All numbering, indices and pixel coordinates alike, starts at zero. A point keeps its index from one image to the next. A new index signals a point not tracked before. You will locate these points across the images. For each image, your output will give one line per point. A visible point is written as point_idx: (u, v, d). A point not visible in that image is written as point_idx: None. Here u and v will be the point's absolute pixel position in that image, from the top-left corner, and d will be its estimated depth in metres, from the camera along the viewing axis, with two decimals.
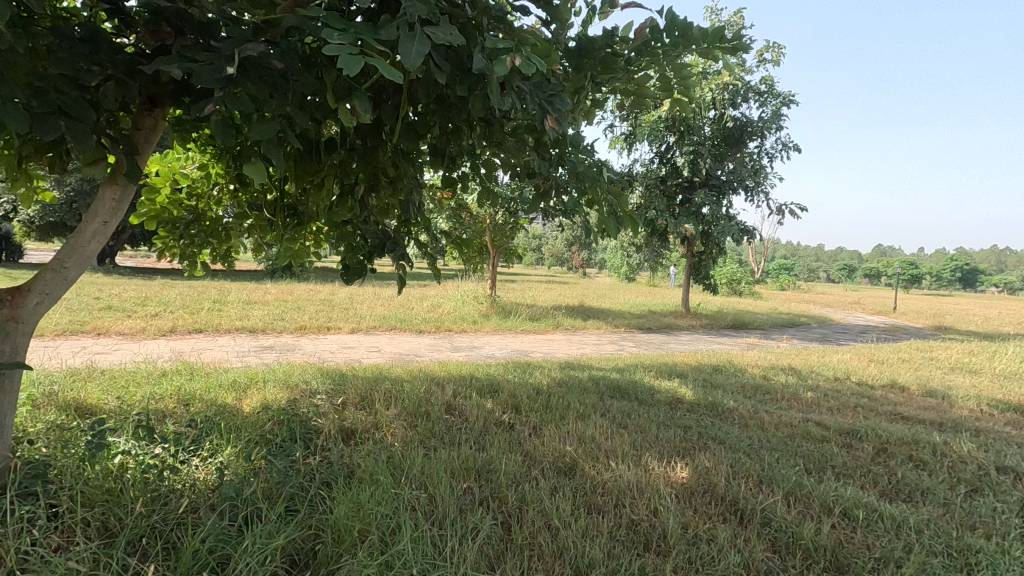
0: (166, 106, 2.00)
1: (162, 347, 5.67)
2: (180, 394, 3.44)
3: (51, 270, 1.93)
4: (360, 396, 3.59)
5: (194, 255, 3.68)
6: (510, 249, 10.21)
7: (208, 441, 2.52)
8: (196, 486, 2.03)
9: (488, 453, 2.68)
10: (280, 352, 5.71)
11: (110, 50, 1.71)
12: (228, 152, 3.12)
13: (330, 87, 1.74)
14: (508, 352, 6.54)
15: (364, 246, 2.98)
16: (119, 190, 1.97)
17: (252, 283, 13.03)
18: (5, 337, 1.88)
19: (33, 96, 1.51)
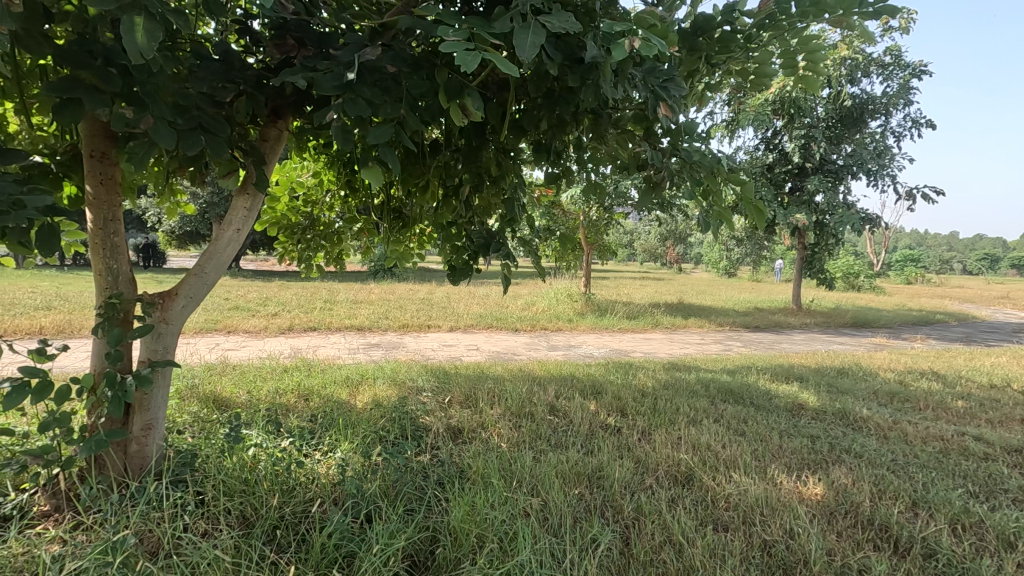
0: (288, 117, 2.10)
1: (282, 343, 6.14)
2: (301, 390, 3.67)
3: (194, 275, 2.09)
4: (465, 395, 3.63)
5: (310, 259, 3.89)
6: (604, 246, 10.00)
7: (328, 436, 2.65)
8: (321, 479, 2.13)
9: (598, 457, 2.58)
10: (386, 350, 5.96)
11: (241, 67, 1.81)
12: (339, 159, 3.28)
13: (441, 87, 1.72)
14: (608, 352, 6.36)
15: (469, 247, 2.88)
16: (250, 199, 2.10)
17: (356, 283, 13.78)
18: (157, 337, 2.05)
19: (179, 115, 1.63)
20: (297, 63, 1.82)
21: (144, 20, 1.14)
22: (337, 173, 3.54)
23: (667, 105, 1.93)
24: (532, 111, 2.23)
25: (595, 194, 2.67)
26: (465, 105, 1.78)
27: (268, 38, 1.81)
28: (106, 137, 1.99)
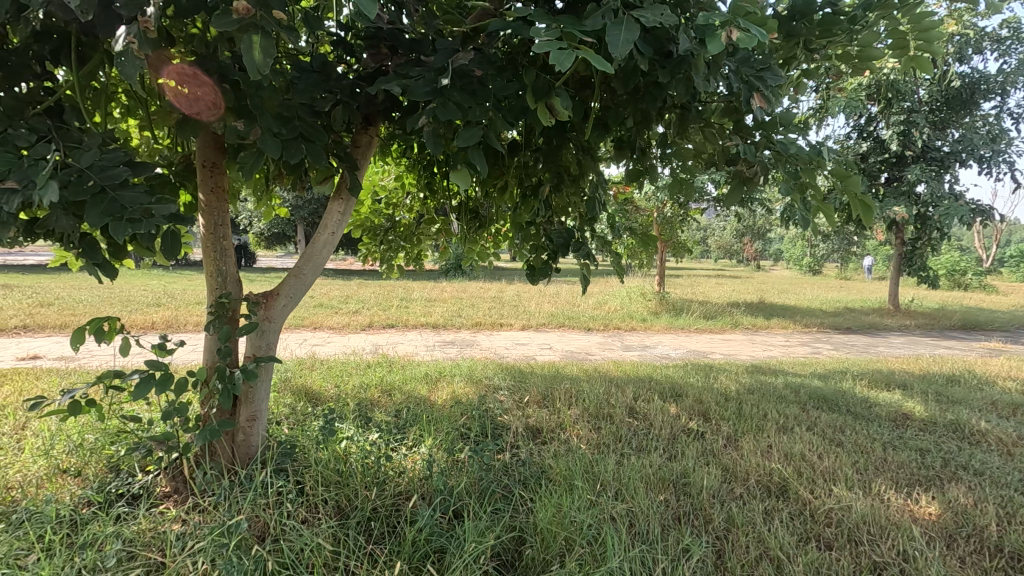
0: (379, 123, 2.17)
1: (364, 340, 6.41)
2: (384, 385, 3.82)
3: (293, 276, 2.21)
4: (542, 394, 3.63)
5: (391, 260, 4.02)
6: (679, 243, 9.69)
7: (413, 432, 2.73)
8: (409, 474, 2.20)
9: (683, 463, 2.50)
10: (461, 347, 6.08)
11: (338, 77, 1.89)
12: (421, 162, 3.37)
13: (529, 88, 1.72)
14: (685, 353, 6.15)
15: (549, 246, 2.87)
16: (344, 204, 2.20)
17: (430, 282, 14.16)
18: (262, 334, 2.19)
19: (283, 125, 1.73)
20: (389, 70, 1.88)
21: (262, 38, 1.21)
22: (418, 175, 3.65)
23: (762, 96, 1.85)
24: (616, 107, 2.18)
25: (679, 190, 2.57)
26: (553, 105, 1.76)
27: (362, 47, 1.88)
28: (217, 149, 2.15)
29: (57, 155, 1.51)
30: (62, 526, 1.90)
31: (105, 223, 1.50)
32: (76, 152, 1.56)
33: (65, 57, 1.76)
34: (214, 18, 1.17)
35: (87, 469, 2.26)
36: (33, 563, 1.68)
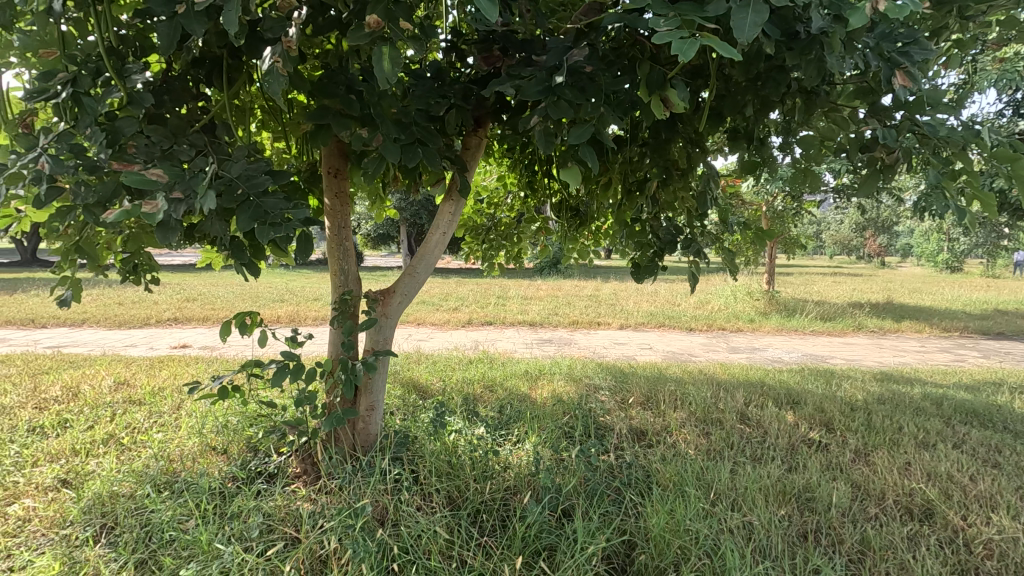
0: (488, 124, 2.21)
1: (464, 336, 6.60)
2: (486, 381, 3.91)
3: (406, 274, 2.31)
4: (646, 395, 3.53)
5: (492, 258, 4.06)
6: (791, 239, 9.01)
7: (517, 428, 2.77)
8: (516, 468, 2.23)
9: (805, 476, 2.31)
10: (558, 346, 6.07)
11: (451, 82, 1.95)
12: (522, 161, 3.40)
13: (643, 81, 1.67)
14: (801, 357, 5.71)
15: (655, 244, 2.84)
16: (454, 205, 2.27)
17: (526, 280, 14.30)
18: (379, 330, 2.33)
19: (402, 132, 1.81)
20: (500, 72, 1.91)
21: (390, 49, 1.27)
22: (519, 174, 3.69)
23: (905, 75, 1.63)
24: (734, 95, 2.05)
25: (802, 182, 2.29)
26: (668, 98, 1.70)
27: (474, 51, 1.93)
28: (340, 157, 2.31)
29: (212, 167, 1.68)
30: (213, 497, 2.13)
31: (252, 227, 1.66)
32: (227, 164, 1.74)
33: (216, 78, 1.97)
34: (349, 33, 1.25)
35: (231, 447, 2.53)
36: (192, 528, 1.91)
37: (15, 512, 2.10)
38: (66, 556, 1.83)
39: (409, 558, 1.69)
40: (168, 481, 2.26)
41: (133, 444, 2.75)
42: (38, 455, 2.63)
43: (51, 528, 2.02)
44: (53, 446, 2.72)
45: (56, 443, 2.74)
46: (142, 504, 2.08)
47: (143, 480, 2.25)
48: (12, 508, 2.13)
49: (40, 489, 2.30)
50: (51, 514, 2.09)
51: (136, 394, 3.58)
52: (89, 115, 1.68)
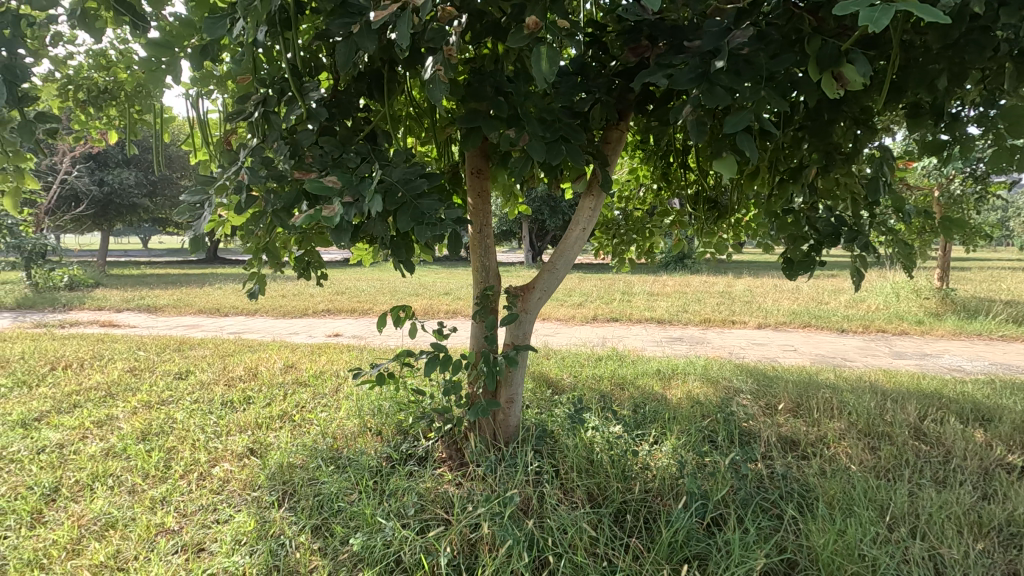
0: (630, 115, 2.16)
1: (590, 332, 6.57)
2: (617, 378, 3.85)
3: (547, 269, 2.34)
4: (795, 401, 3.24)
5: (622, 253, 3.95)
6: (973, 227, 7.73)
7: (654, 428, 2.69)
8: (657, 469, 2.17)
9: (1007, 506, 1.97)
10: (690, 345, 5.80)
11: (595, 75, 1.93)
12: (657, 152, 3.28)
13: (812, 59, 1.52)
14: (988, 367, 4.89)
15: (812, 236, 2.55)
16: (595, 200, 2.25)
17: (651, 275, 13.84)
18: (519, 325, 2.38)
19: (547, 129, 1.83)
20: (648, 63, 1.87)
21: (548, 48, 1.28)
22: (652, 165, 3.58)
23: None
24: (920, 65, 1.80)
25: (1005, 161, 1.91)
26: (841, 74, 1.53)
27: (619, 42, 1.89)
28: (482, 157, 2.40)
29: (376, 172, 1.83)
30: (371, 474, 2.33)
31: (411, 227, 1.78)
32: (388, 169, 1.89)
33: (376, 90, 2.15)
34: (510, 37, 1.28)
35: (384, 430, 2.75)
36: (356, 501, 2.11)
37: (218, 473, 2.47)
38: (258, 516, 2.10)
39: (557, 551, 1.72)
40: (333, 456, 2.51)
41: (302, 421, 3.10)
42: (231, 425, 3.07)
43: (245, 489, 2.34)
44: (240, 418, 3.15)
45: (243, 416, 3.17)
46: (314, 475, 2.33)
47: (314, 455, 2.53)
48: (215, 470, 2.51)
49: (234, 454, 2.68)
50: (244, 477, 2.43)
51: (302, 377, 4.04)
52: (276, 131, 1.94)
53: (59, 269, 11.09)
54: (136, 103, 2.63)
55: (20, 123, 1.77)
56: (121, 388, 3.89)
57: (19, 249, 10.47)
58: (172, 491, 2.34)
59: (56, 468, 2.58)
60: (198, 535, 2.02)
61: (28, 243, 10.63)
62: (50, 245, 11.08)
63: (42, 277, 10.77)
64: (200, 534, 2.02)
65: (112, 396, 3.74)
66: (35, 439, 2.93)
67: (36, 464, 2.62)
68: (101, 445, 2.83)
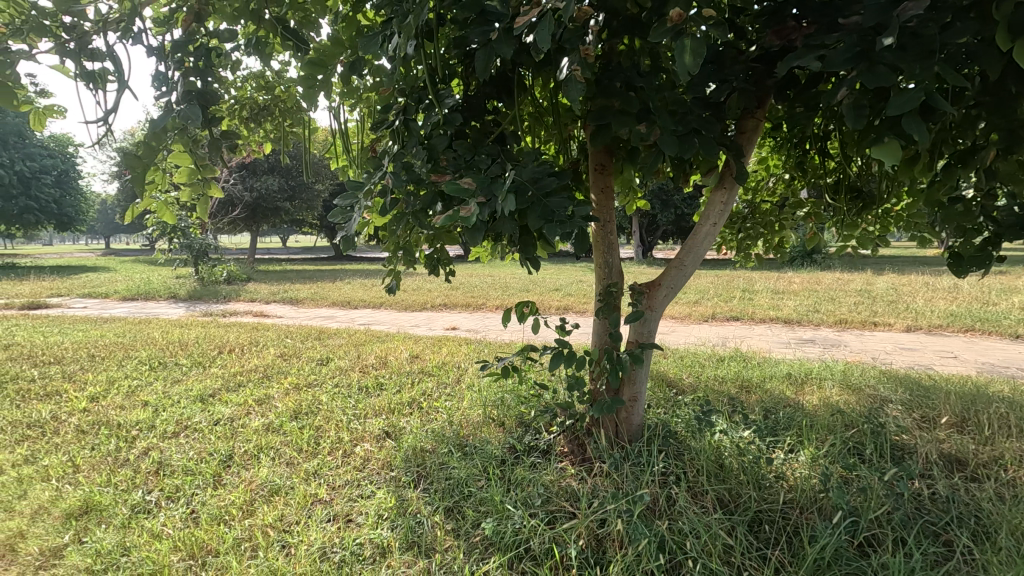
0: (769, 102, 2.02)
1: (709, 332, 6.27)
2: (742, 380, 3.65)
3: (674, 267, 2.28)
4: (960, 415, 2.86)
5: (748, 248, 3.71)
6: None
7: (789, 434, 2.51)
8: (795, 480, 2.03)
9: None
10: (824, 347, 5.32)
11: (732, 62, 1.83)
12: (792, 140, 3.05)
13: (1003, 27, 1.32)
14: None
15: (985, 227, 2.24)
16: (727, 193, 2.14)
17: (774, 272, 12.87)
18: (644, 322, 2.34)
19: (679, 123, 1.78)
20: (793, 46, 1.74)
21: (692, 40, 1.24)
22: (784, 154, 3.33)
23: None
24: None
25: None
26: None
27: (761, 26, 1.78)
28: (606, 153, 2.39)
29: (508, 172, 1.89)
30: (497, 463, 2.43)
31: (542, 225, 1.83)
32: (519, 169, 1.95)
33: (505, 94, 2.23)
34: (653, 32, 1.27)
35: (506, 421, 2.84)
36: (483, 488, 2.22)
37: (360, 452, 2.71)
38: (396, 495, 2.28)
39: (688, 556, 1.69)
40: (460, 444, 2.64)
41: (429, 408, 3.29)
42: (367, 408, 3.35)
43: (384, 469, 2.54)
44: (375, 403, 3.43)
45: (378, 402, 3.44)
46: (444, 461, 2.47)
47: (443, 441, 2.68)
48: (357, 449, 2.76)
49: (372, 436, 2.92)
50: (382, 457, 2.64)
51: (426, 367, 4.29)
52: (415, 137, 2.09)
53: (220, 265, 12.74)
54: (290, 118, 2.95)
55: (210, 140, 2.07)
56: (275, 370, 4.40)
57: (189, 248, 12.38)
58: (322, 466, 2.60)
59: (230, 438, 2.99)
60: (347, 506, 2.23)
61: (196, 244, 12.40)
62: (212, 245, 12.77)
63: (206, 271, 12.44)
64: (349, 506, 2.23)
65: (268, 377, 4.24)
66: (211, 412, 3.40)
67: (214, 433, 3.05)
68: (263, 420, 3.23)
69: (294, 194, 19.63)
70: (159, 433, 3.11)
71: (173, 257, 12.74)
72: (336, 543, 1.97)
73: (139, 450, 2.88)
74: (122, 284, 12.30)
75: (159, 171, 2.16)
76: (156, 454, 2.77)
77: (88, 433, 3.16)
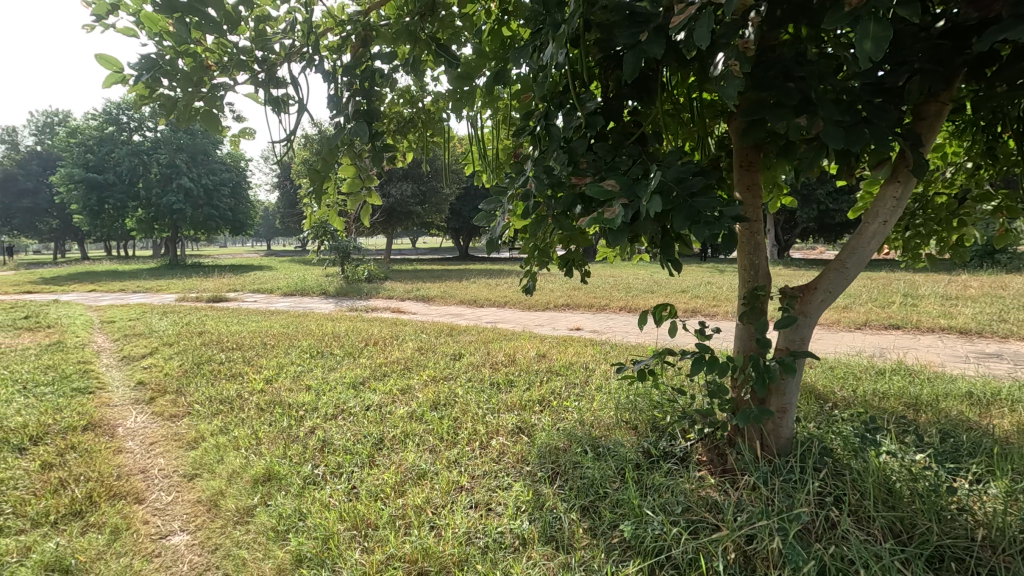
0: (958, 83, 1.77)
1: (862, 340, 5.63)
2: (909, 397, 3.23)
3: (833, 269, 2.09)
4: None
5: (917, 248, 3.29)
6: None
7: (974, 463, 2.18)
8: (986, 515, 1.76)
9: None
10: (1016, 363, 4.53)
11: (912, 41, 1.64)
12: (980, 123, 2.64)
13: None
14: None
15: None
16: (901, 187, 1.91)
17: (944, 274, 11.20)
18: (796, 328, 2.18)
19: (846, 113, 1.63)
20: (994, 17, 1.51)
21: (874, 23, 1.14)
22: (968, 139, 2.90)
23: None
24: None
25: None
26: None
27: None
28: (754, 148, 2.26)
29: (651, 173, 1.87)
30: (632, 466, 2.40)
31: (688, 226, 1.78)
32: (663, 169, 1.91)
33: (645, 93, 2.20)
34: (828, 18, 1.19)
35: (639, 425, 2.80)
36: (619, 490, 2.21)
37: (496, 444, 2.84)
38: (533, 489, 2.35)
39: None
40: (592, 444, 2.66)
41: (560, 407, 3.34)
42: (501, 403, 3.49)
43: (519, 463, 2.62)
44: (508, 399, 3.55)
45: (510, 398, 3.56)
46: (578, 460, 2.50)
47: (576, 441, 2.71)
48: (494, 441, 2.88)
49: (506, 431, 3.03)
50: (517, 452, 2.73)
51: (554, 366, 4.35)
52: (556, 141, 2.13)
53: (362, 265, 13.95)
54: (435, 129, 3.16)
55: (373, 153, 2.29)
56: (414, 363, 4.75)
57: (337, 249, 13.77)
58: (462, 455, 2.76)
59: (379, 423, 3.28)
60: (487, 495, 2.35)
61: (343, 245, 13.73)
62: (355, 246, 14.06)
63: (350, 270, 13.68)
64: (488, 496, 2.35)
65: (409, 369, 4.58)
66: (363, 398, 3.75)
67: (366, 418, 3.37)
68: (407, 409, 3.50)
69: (425, 198, 20.89)
70: (322, 415, 3.49)
71: (323, 257, 14.23)
72: (479, 529, 2.09)
73: (306, 428, 3.27)
74: (283, 281, 13.97)
75: (330, 182, 2.43)
76: (321, 433, 3.12)
77: (265, 410, 3.65)
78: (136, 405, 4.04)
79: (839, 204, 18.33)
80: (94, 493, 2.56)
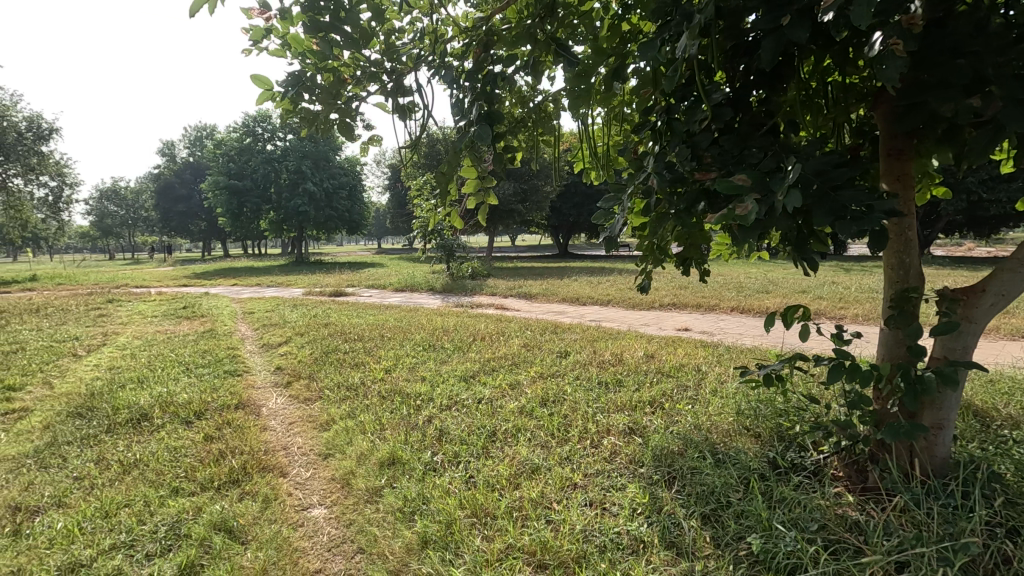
0: None
1: None
2: None
3: (1007, 269, 1.84)
4: None
5: None
6: None
7: None
8: None
9: None
10: None
11: None
12: None
13: None
14: None
15: None
16: None
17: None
18: (957, 335, 1.95)
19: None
20: None
21: None
22: None
23: None
24: None
25: None
26: None
27: None
28: (906, 135, 2.04)
29: (788, 166, 1.75)
30: (757, 476, 2.27)
31: (832, 223, 1.65)
32: (801, 162, 1.78)
33: (778, 81, 2.06)
34: None
35: (763, 433, 2.64)
36: (743, 501, 2.10)
37: (608, 444, 2.81)
38: (649, 491, 2.30)
39: None
40: (711, 450, 2.55)
41: (673, 409, 3.24)
42: (610, 403, 3.45)
43: (633, 464, 2.59)
44: (617, 399, 3.51)
45: (620, 398, 3.51)
46: (697, 465, 2.41)
47: (693, 446, 2.61)
48: (605, 441, 2.86)
49: (618, 431, 3.00)
50: (630, 453, 2.69)
51: (664, 367, 4.23)
52: (679, 136, 2.06)
53: (467, 263, 14.43)
54: (548, 128, 3.19)
55: (493, 154, 2.36)
56: (521, 359, 4.84)
57: (443, 247, 14.34)
58: (574, 453, 2.77)
59: (491, 416, 3.38)
60: (601, 494, 2.34)
61: (449, 243, 14.29)
62: (460, 244, 14.57)
63: (456, 268, 14.21)
64: (602, 495, 2.34)
65: (517, 364, 4.67)
66: (474, 392, 3.89)
67: (479, 410, 3.49)
68: (517, 403, 3.57)
69: (526, 197, 21.15)
70: (437, 405, 3.67)
71: (431, 255, 14.91)
72: (596, 528, 2.08)
73: (424, 417, 3.45)
74: (395, 278, 14.81)
75: (453, 184, 2.54)
76: (438, 423, 3.28)
77: (386, 398, 3.91)
78: (276, 388, 4.49)
79: (995, 193, 16.00)
80: (247, 465, 2.90)
